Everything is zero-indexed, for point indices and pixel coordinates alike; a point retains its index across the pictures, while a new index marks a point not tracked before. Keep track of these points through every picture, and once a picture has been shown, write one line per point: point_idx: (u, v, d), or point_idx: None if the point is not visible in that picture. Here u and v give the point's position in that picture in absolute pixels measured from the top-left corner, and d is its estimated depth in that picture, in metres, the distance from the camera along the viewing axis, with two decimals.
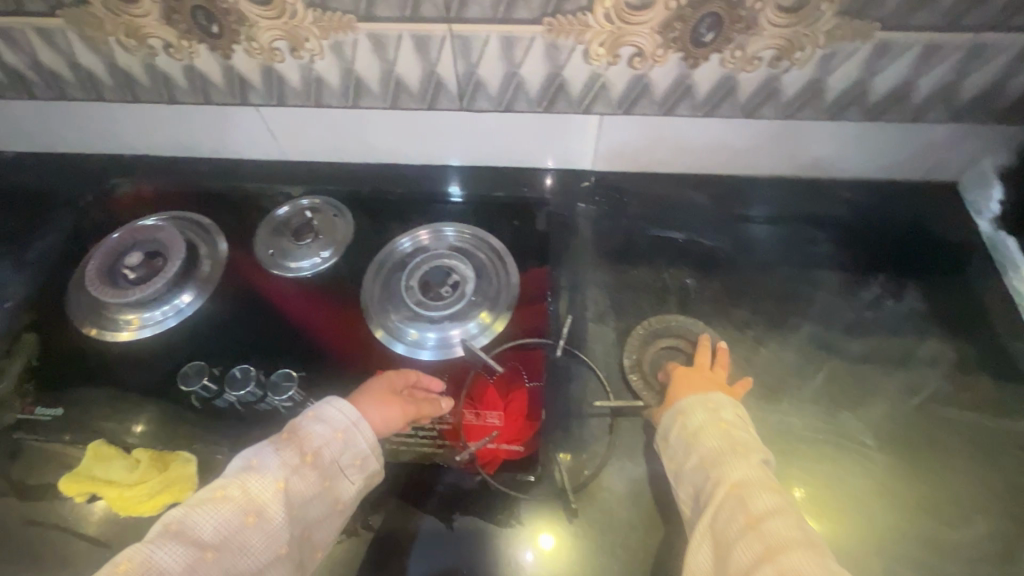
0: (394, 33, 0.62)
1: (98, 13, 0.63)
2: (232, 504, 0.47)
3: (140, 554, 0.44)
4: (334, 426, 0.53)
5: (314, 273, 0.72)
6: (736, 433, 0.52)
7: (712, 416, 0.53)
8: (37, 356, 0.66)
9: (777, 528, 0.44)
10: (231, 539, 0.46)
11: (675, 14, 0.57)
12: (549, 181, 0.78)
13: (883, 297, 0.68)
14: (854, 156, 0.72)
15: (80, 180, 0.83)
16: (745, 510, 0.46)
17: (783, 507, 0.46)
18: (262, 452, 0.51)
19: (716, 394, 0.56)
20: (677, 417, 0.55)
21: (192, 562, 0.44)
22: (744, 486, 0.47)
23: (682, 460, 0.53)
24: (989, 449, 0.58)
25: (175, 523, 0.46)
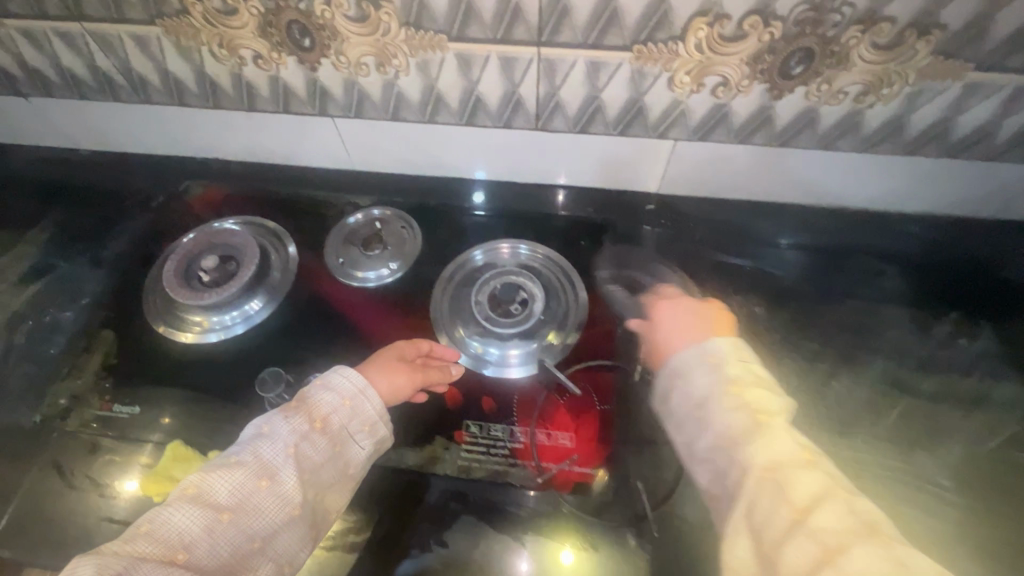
0: (482, 53, 0.62)
1: (196, 24, 0.65)
2: (244, 469, 0.50)
3: (160, 517, 0.46)
4: (342, 394, 0.56)
5: (380, 284, 0.73)
6: (746, 395, 0.51)
7: (716, 378, 0.53)
8: (114, 354, 0.68)
9: (828, 521, 0.41)
10: (246, 501, 0.48)
11: (767, 47, 0.57)
12: (560, 198, 0.80)
13: (956, 336, 0.67)
14: (927, 191, 0.72)
15: (154, 181, 0.85)
16: (789, 501, 0.43)
17: (829, 491, 0.43)
18: (272, 419, 0.54)
19: (715, 347, 0.56)
20: (675, 381, 0.55)
21: (209, 522, 0.47)
22: (776, 470, 0.45)
23: (695, 435, 0.52)
24: None
25: (192, 488, 0.49)
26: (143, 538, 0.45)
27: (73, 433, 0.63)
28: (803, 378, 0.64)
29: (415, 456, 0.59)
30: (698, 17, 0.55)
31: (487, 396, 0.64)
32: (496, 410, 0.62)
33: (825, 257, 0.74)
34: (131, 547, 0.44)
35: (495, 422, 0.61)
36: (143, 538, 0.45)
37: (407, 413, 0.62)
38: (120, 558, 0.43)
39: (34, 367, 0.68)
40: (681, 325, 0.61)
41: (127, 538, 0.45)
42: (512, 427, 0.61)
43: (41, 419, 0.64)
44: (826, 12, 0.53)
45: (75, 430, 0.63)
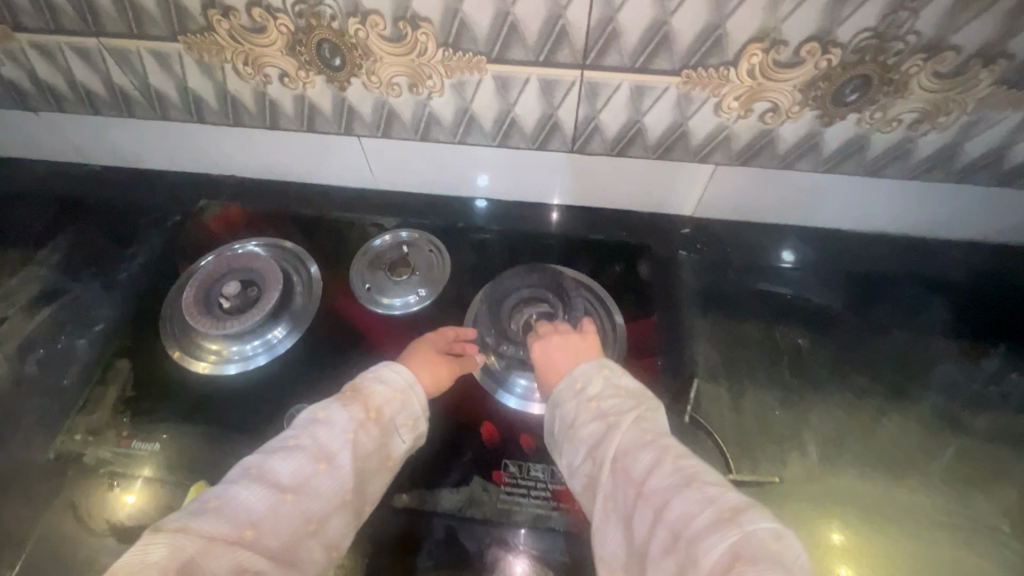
0: (523, 75, 0.60)
1: (220, 41, 0.62)
2: (304, 451, 0.49)
3: (226, 494, 0.46)
4: (394, 387, 0.56)
5: (406, 311, 0.71)
6: (606, 405, 0.50)
7: (580, 399, 0.52)
8: (130, 387, 0.65)
9: (659, 483, 0.42)
10: (307, 483, 0.48)
11: (823, 73, 0.55)
12: (555, 217, 0.78)
13: (1006, 370, 0.65)
14: (973, 220, 0.70)
15: (169, 200, 0.82)
16: (632, 478, 0.44)
17: (660, 458, 0.44)
18: (328, 405, 0.53)
19: (581, 369, 0.54)
20: (555, 412, 0.53)
21: (274, 502, 0.46)
22: (623, 455, 0.46)
23: (570, 455, 0.50)
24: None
25: (256, 467, 0.48)
26: (212, 515, 0.44)
27: (87, 471, 0.60)
28: (851, 414, 0.62)
29: (452, 498, 0.57)
30: (753, 43, 0.53)
31: (525, 433, 0.61)
32: (535, 449, 0.60)
33: (869, 285, 0.72)
34: (200, 523, 0.43)
35: (535, 463, 0.59)
36: (211, 514, 0.44)
37: (442, 450, 0.60)
38: (191, 535, 0.42)
39: (47, 399, 0.65)
40: (547, 343, 0.59)
41: (194, 513, 0.44)
42: (553, 468, 0.59)
43: (53, 456, 0.61)
44: (889, 40, 0.51)
45: (90, 467, 0.60)
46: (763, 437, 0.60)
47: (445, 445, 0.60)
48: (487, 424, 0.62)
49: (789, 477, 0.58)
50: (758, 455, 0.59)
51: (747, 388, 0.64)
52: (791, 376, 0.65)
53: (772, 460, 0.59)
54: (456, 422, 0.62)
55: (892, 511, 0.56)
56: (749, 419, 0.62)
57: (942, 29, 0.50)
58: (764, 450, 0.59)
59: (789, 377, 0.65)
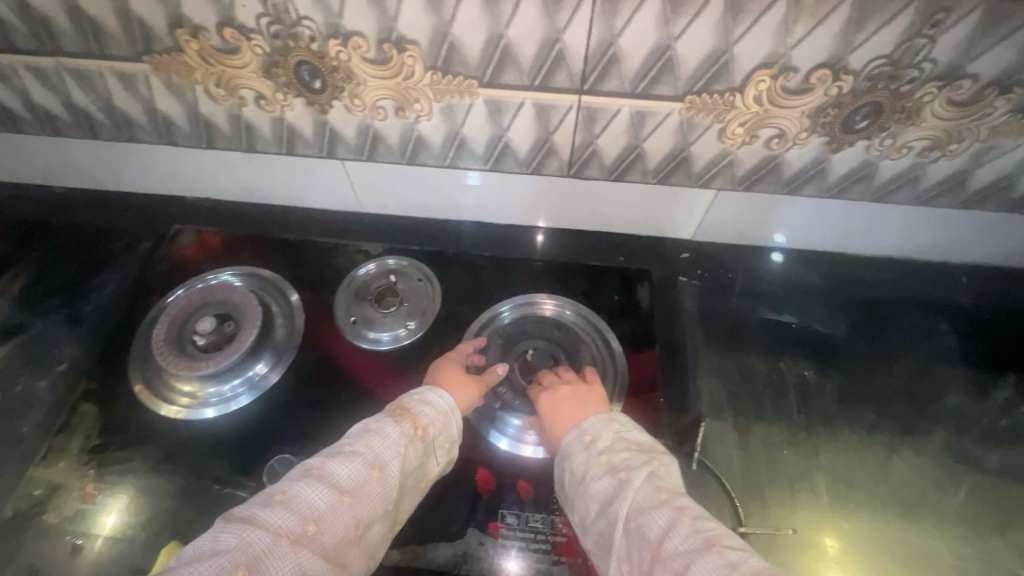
0: (517, 99, 0.56)
1: (190, 62, 0.57)
2: (359, 458, 0.47)
3: (291, 489, 0.44)
4: (438, 409, 0.54)
5: (395, 345, 0.67)
6: (618, 460, 0.47)
7: (590, 454, 0.48)
8: (96, 434, 0.61)
9: (676, 546, 0.39)
10: (362, 488, 0.46)
11: (833, 100, 0.52)
12: (541, 239, 0.75)
13: (1016, 401, 0.63)
14: (978, 244, 0.68)
15: (139, 224, 0.77)
16: (647, 539, 0.40)
17: (676, 518, 0.40)
18: (381, 417, 0.51)
19: (588, 422, 0.52)
20: (564, 463, 0.50)
21: (334, 503, 0.44)
22: (637, 514, 0.42)
23: (583, 513, 0.47)
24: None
25: (317, 468, 0.46)
26: (278, 508, 0.43)
27: (49, 530, 0.55)
28: (861, 452, 0.60)
29: (447, 553, 0.53)
30: (762, 69, 0.50)
31: (522, 479, 0.58)
32: (534, 498, 0.57)
33: (876, 312, 0.69)
34: (265, 517, 0.42)
35: (534, 511, 0.56)
36: (276, 507, 0.43)
37: (435, 498, 0.56)
38: (258, 527, 0.41)
39: (3, 451, 0.59)
40: (552, 394, 0.57)
41: (260, 505, 0.43)
42: (553, 517, 0.55)
43: (11, 514, 0.56)
44: (903, 67, 0.49)
45: (53, 525, 0.55)
46: (773, 479, 0.58)
47: (439, 492, 0.57)
48: (482, 470, 0.58)
49: (800, 521, 0.55)
50: (768, 499, 0.57)
51: (754, 425, 0.61)
52: (798, 411, 0.62)
53: (782, 504, 0.56)
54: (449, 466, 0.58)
55: (908, 555, 0.54)
56: (758, 463, 0.59)
57: (959, 57, 0.48)
58: (774, 492, 0.57)
59: (796, 413, 0.62)
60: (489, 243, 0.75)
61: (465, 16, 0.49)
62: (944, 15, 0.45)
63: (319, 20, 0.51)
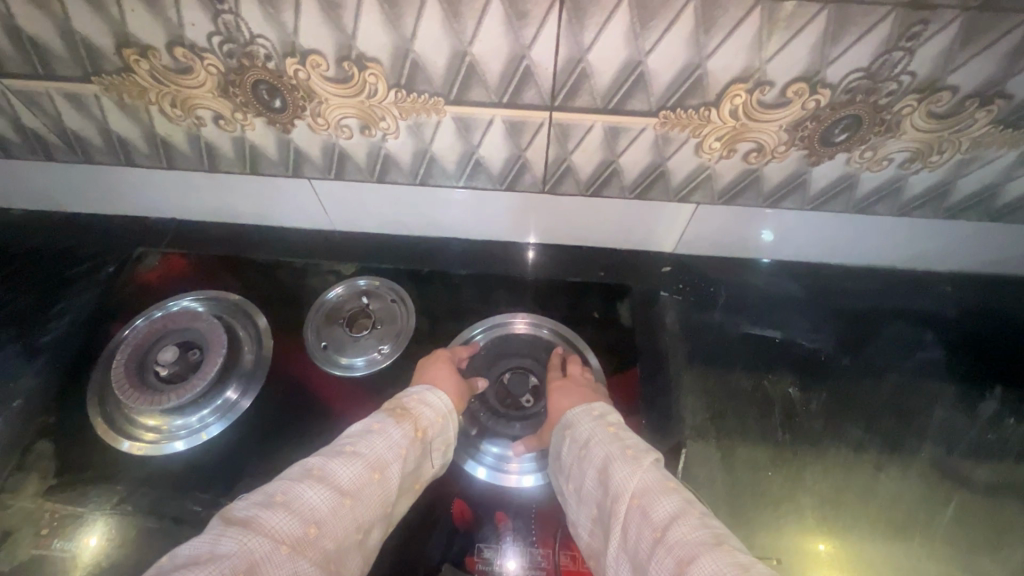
0: (486, 117, 0.54)
1: (142, 82, 0.55)
2: (360, 459, 0.46)
3: (293, 490, 0.42)
4: (437, 410, 0.54)
5: (369, 370, 0.65)
6: (625, 435, 0.49)
7: (599, 423, 0.50)
8: (53, 473, 0.58)
9: (684, 534, 0.37)
10: (363, 490, 0.45)
11: (811, 114, 0.51)
12: (532, 256, 0.73)
13: (1003, 414, 0.62)
14: (961, 253, 0.68)
15: (100, 248, 0.74)
16: (651, 522, 0.39)
17: (686, 507, 0.40)
18: (382, 419, 0.50)
19: (599, 401, 0.54)
20: (566, 433, 0.52)
21: (336, 505, 0.42)
22: (645, 495, 0.41)
23: (580, 479, 0.48)
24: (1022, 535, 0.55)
25: (317, 469, 0.44)
26: (279, 509, 0.40)
27: None
28: (848, 470, 0.58)
29: None
30: (736, 83, 0.48)
31: (500, 509, 0.56)
32: (513, 530, 0.55)
33: (862, 324, 0.68)
34: (265, 520, 0.39)
35: (513, 543, 0.54)
36: (276, 509, 0.40)
37: (411, 528, 0.54)
38: (258, 532, 0.38)
39: None
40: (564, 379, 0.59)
41: (261, 505, 0.40)
42: (532, 550, 0.54)
43: None
44: (881, 80, 0.47)
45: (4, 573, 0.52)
46: (759, 502, 0.56)
47: (414, 523, 0.54)
48: (460, 501, 0.56)
49: (789, 547, 0.54)
50: (755, 523, 0.55)
51: (739, 445, 0.60)
52: (782, 430, 0.61)
53: (771, 528, 0.55)
54: (425, 495, 0.56)
55: None
56: (743, 487, 0.57)
57: (937, 69, 0.46)
58: (762, 516, 0.55)
59: (782, 432, 0.61)
60: (466, 260, 0.73)
61: (426, 32, 0.47)
62: (922, 28, 0.43)
63: (274, 38, 0.49)
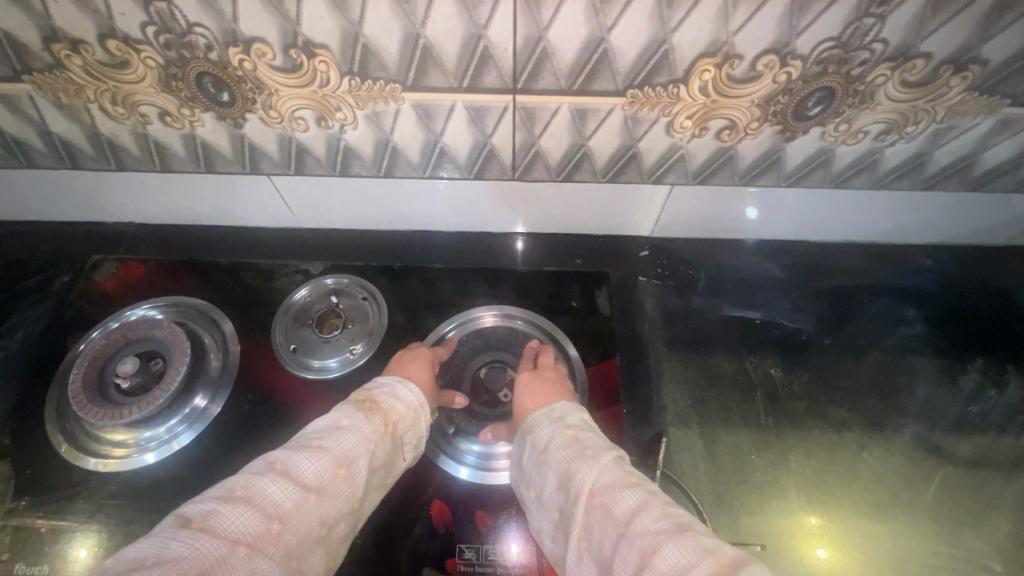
0: (447, 103, 0.52)
1: (77, 79, 0.51)
2: (326, 454, 0.44)
3: (253, 485, 0.40)
4: (408, 405, 0.52)
5: (343, 371, 0.62)
6: (584, 437, 0.46)
7: (558, 425, 0.48)
8: (12, 496, 0.55)
9: (647, 526, 0.36)
10: (328, 486, 0.43)
11: (783, 87, 0.49)
12: (521, 246, 0.71)
13: (984, 386, 0.62)
14: (939, 226, 0.67)
15: (53, 257, 0.70)
16: (614, 518, 0.38)
17: (648, 500, 0.38)
18: (351, 414, 0.48)
19: (560, 401, 0.51)
20: (526, 438, 0.49)
21: (300, 500, 0.40)
22: (605, 492, 0.40)
23: (540, 485, 0.46)
24: (1003, 507, 0.55)
25: (281, 463, 0.42)
26: (240, 505, 0.38)
27: None
28: (832, 450, 0.58)
29: None
30: (704, 58, 0.46)
31: (480, 508, 0.54)
32: (493, 527, 0.53)
33: (843, 302, 0.67)
34: (223, 518, 0.37)
35: (492, 543, 0.52)
36: (237, 504, 0.38)
37: (387, 532, 0.52)
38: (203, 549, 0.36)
39: None
40: (532, 375, 0.56)
41: (220, 500, 0.39)
42: (515, 545, 0.52)
43: None
44: (853, 49, 0.45)
45: None
46: (743, 489, 0.55)
47: (385, 530, 0.53)
48: (439, 501, 0.55)
49: (773, 532, 0.53)
50: (738, 511, 0.54)
51: (721, 432, 0.59)
52: (765, 413, 0.60)
53: (755, 513, 0.54)
54: (401, 498, 0.55)
55: (883, 558, 0.52)
56: (725, 475, 0.56)
57: (910, 35, 0.45)
58: (746, 503, 0.55)
59: (764, 416, 0.60)
60: (439, 253, 0.71)
61: (374, 15, 0.44)
62: None
63: (212, 27, 0.46)
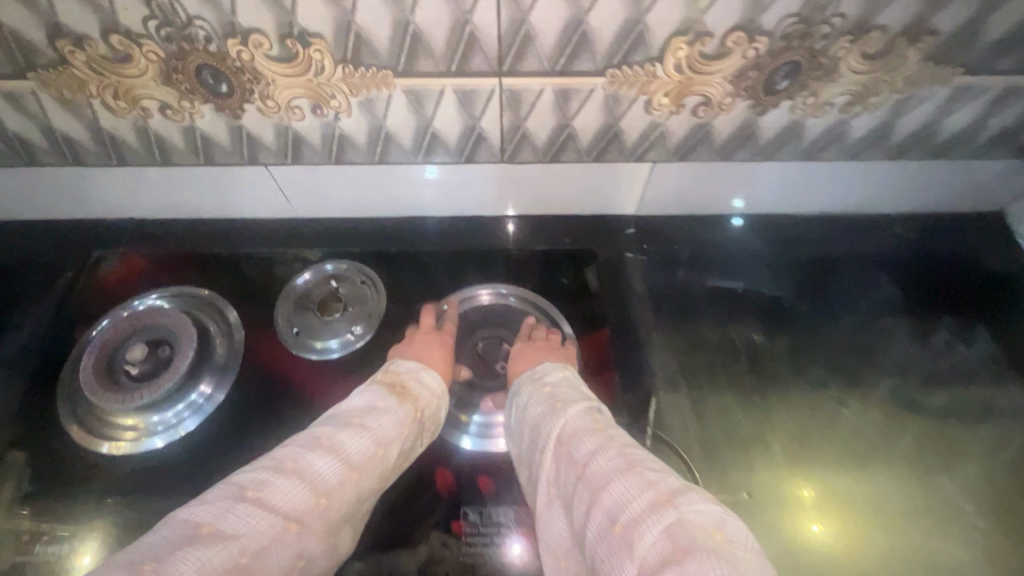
0: (436, 88, 0.54)
1: (81, 74, 0.53)
2: (367, 435, 0.47)
3: (303, 460, 0.43)
4: (433, 391, 0.55)
5: (344, 352, 0.65)
6: (559, 392, 0.51)
7: (536, 384, 0.52)
8: (28, 481, 0.57)
9: (603, 465, 0.40)
10: (366, 465, 0.46)
11: (752, 63, 0.52)
12: (512, 229, 0.73)
13: (953, 342, 0.65)
14: (908, 194, 0.70)
15: (56, 254, 0.72)
16: (576, 461, 0.42)
17: (605, 444, 0.42)
18: (387, 398, 0.51)
19: (542, 364, 0.55)
20: (512, 399, 0.54)
21: (343, 478, 0.44)
22: (571, 439, 0.44)
23: (520, 441, 0.50)
24: (971, 452, 0.59)
25: (327, 440, 0.46)
26: (290, 478, 0.41)
27: None
28: (813, 407, 0.61)
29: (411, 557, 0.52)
30: (677, 37, 0.49)
31: (483, 475, 0.57)
32: (495, 492, 0.56)
33: (821, 271, 0.70)
34: (275, 491, 0.40)
35: (495, 507, 0.55)
36: (288, 477, 0.41)
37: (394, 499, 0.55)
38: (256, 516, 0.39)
39: None
40: (525, 344, 0.60)
41: (271, 471, 0.42)
42: (517, 510, 0.55)
43: None
44: (814, 24, 0.49)
45: None
46: (729, 446, 0.58)
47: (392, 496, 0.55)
48: (443, 470, 0.57)
49: (758, 484, 0.56)
50: (725, 466, 0.57)
51: (708, 393, 0.62)
52: (748, 376, 0.63)
53: (740, 467, 0.57)
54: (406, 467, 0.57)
55: (860, 503, 0.56)
56: (713, 432, 0.59)
57: (866, 9, 0.48)
58: (732, 458, 0.58)
59: (749, 378, 0.63)
60: (432, 237, 0.73)
61: (366, 3, 0.47)
62: None
63: (211, 19, 0.48)
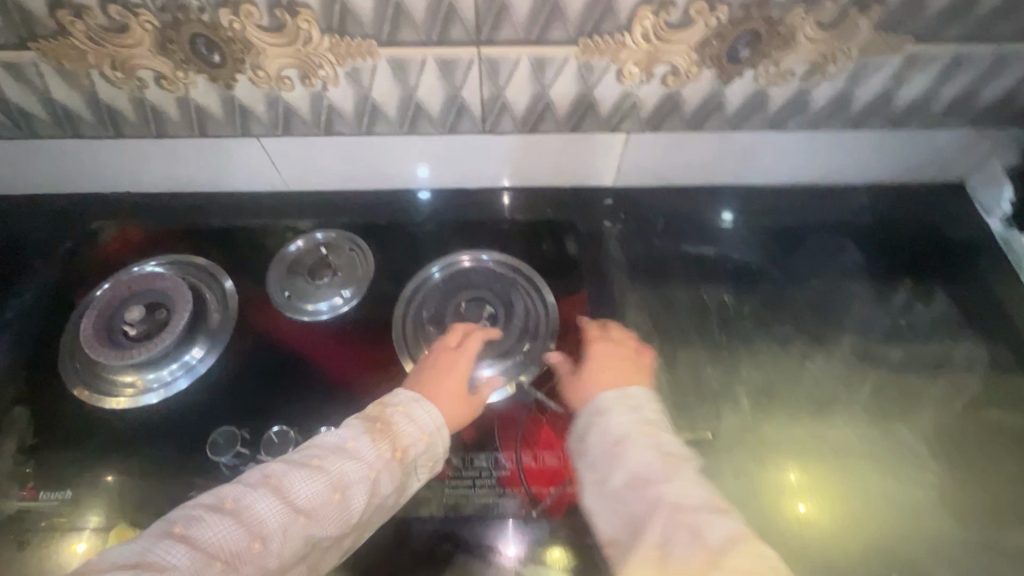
0: (418, 57, 0.57)
1: (80, 45, 0.56)
2: (322, 476, 0.46)
3: (243, 498, 0.44)
4: (422, 428, 0.52)
5: (334, 316, 0.68)
6: (664, 439, 0.47)
7: (637, 419, 0.48)
8: (31, 435, 0.60)
9: (738, 563, 0.39)
10: (318, 509, 0.45)
11: (713, 31, 0.55)
12: (508, 200, 0.76)
13: (913, 302, 0.69)
14: (872, 164, 0.74)
15: (55, 226, 0.75)
16: (705, 543, 0.40)
17: (740, 534, 0.40)
18: (357, 436, 0.49)
19: (633, 388, 0.51)
20: (595, 419, 0.49)
21: (285, 519, 0.44)
22: (695, 513, 0.42)
23: (607, 473, 0.46)
24: (927, 399, 0.62)
25: (276, 477, 0.46)
26: (226, 517, 0.43)
27: None
28: (779, 361, 0.65)
29: None
30: (642, 6, 0.53)
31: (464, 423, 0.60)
32: (476, 439, 0.59)
33: (789, 238, 0.74)
34: (206, 531, 0.42)
35: (475, 452, 0.58)
36: (224, 515, 0.43)
37: None
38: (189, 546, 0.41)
39: None
40: (602, 359, 0.56)
41: (209, 509, 0.44)
42: (497, 455, 0.58)
43: None
44: None
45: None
46: (701, 398, 0.62)
47: None
48: None
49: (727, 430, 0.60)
50: (696, 414, 0.60)
51: (680, 349, 0.65)
52: (718, 334, 0.66)
53: (711, 415, 0.60)
54: None
55: (824, 447, 0.59)
56: (684, 383, 0.63)
57: None
58: (703, 406, 0.61)
59: (720, 336, 0.66)
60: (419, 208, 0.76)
61: None
62: None
63: None
